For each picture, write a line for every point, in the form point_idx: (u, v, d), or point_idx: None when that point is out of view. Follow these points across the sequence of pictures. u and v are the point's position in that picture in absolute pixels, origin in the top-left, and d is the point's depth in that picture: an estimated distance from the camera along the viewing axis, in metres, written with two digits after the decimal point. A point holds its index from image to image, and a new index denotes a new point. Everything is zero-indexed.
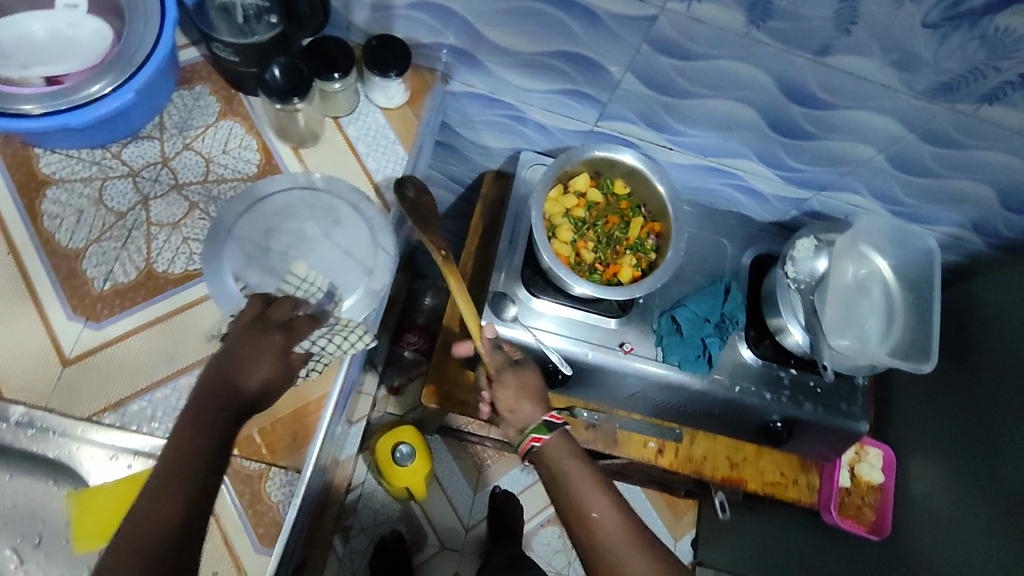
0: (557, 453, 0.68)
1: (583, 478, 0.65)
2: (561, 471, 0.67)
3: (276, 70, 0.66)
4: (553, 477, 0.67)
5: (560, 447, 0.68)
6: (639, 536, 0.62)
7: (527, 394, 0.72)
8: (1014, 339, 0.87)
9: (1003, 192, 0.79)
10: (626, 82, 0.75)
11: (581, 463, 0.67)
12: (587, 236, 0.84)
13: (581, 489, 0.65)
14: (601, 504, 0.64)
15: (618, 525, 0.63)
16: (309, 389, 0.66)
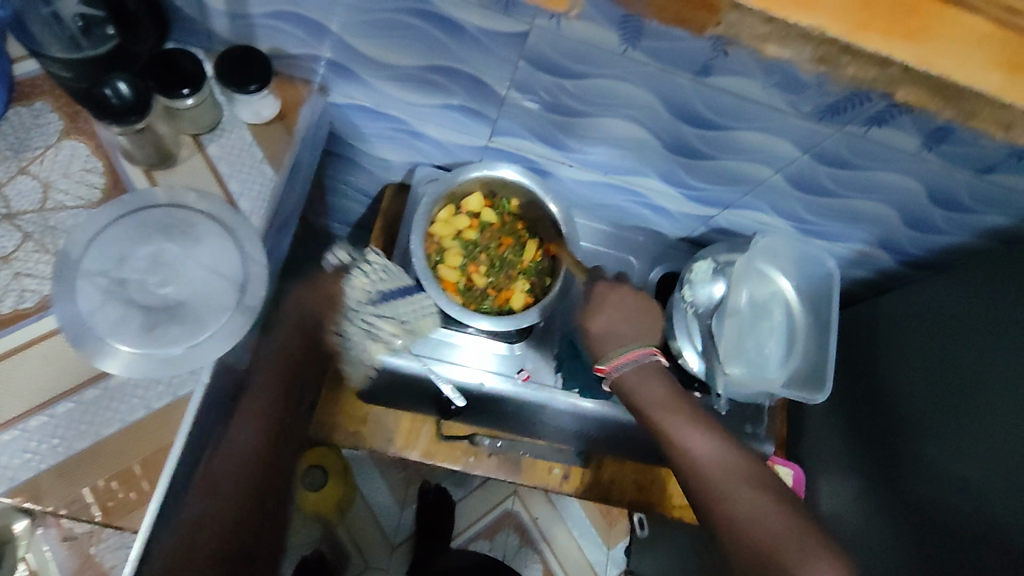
0: (654, 376, 0.73)
1: (666, 409, 0.70)
2: (635, 401, 0.72)
3: (124, 85, 0.60)
4: (633, 406, 0.72)
5: (630, 377, 0.73)
6: (735, 467, 0.66)
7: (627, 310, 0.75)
8: (921, 357, 0.85)
9: (904, 213, 0.77)
10: (511, 99, 0.70)
11: (667, 387, 0.72)
12: (480, 257, 0.83)
13: (675, 419, 0.69)
14: (694, 435, 0.68)
15: (716, 454, 0.67)
16: (151, 439, 0.61)
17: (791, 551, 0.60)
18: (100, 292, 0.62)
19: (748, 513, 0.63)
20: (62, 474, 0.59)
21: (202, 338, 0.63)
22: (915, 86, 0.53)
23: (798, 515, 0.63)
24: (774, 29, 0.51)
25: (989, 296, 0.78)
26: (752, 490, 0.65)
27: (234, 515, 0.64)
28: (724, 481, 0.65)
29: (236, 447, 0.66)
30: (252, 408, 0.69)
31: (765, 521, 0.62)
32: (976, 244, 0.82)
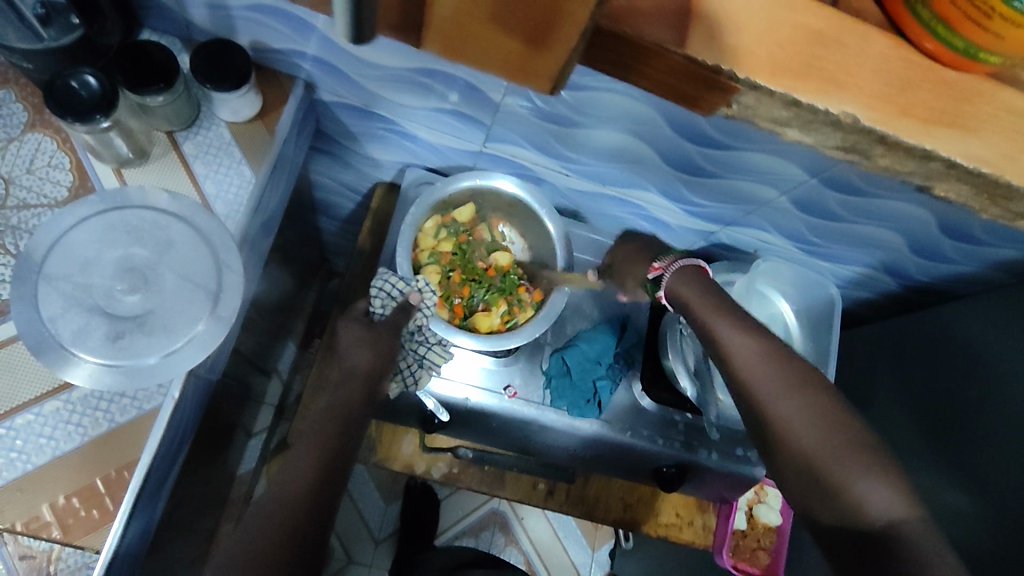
0: (693, 280, 0.69)
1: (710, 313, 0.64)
2: (696, 311, 0.66)
3: (92, 79, 0.57)
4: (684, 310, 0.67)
5: (684, 277, 0.69)
6: (796, 372, 0.59)
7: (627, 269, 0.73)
8: (922, 387, 0.82)
9: (913, 241, 0.73)
10: (506, 106, 0.66)
11: (705, 294, 0.67)
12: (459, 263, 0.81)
13: (723, 323, 0.63)
14: (745, 343, 0.61)
15: (764, 360, 0.59)
16: (115, 455, 0.59)
17: (842, 463, 0.53)
18: (63, 300, 0.59)
19: (804, 424, 0.56)
20: (18, 490, 0.57)
21: (177, 346, 0.59)
22: (959, 182, 0.51)
23: (855, 429, 0.55)
24: (796, 114, 0.48)
25: (998, 332, 0.75)
26: (812, 400, 0.57)
27: (296, 544, 0.55)
28: (779, 389, 0.58)
29: (285, 497, 0.57)
30: (295, 463, 0.59)
31: (817, 432, 0.55)
32: (988, 276, 0.79)
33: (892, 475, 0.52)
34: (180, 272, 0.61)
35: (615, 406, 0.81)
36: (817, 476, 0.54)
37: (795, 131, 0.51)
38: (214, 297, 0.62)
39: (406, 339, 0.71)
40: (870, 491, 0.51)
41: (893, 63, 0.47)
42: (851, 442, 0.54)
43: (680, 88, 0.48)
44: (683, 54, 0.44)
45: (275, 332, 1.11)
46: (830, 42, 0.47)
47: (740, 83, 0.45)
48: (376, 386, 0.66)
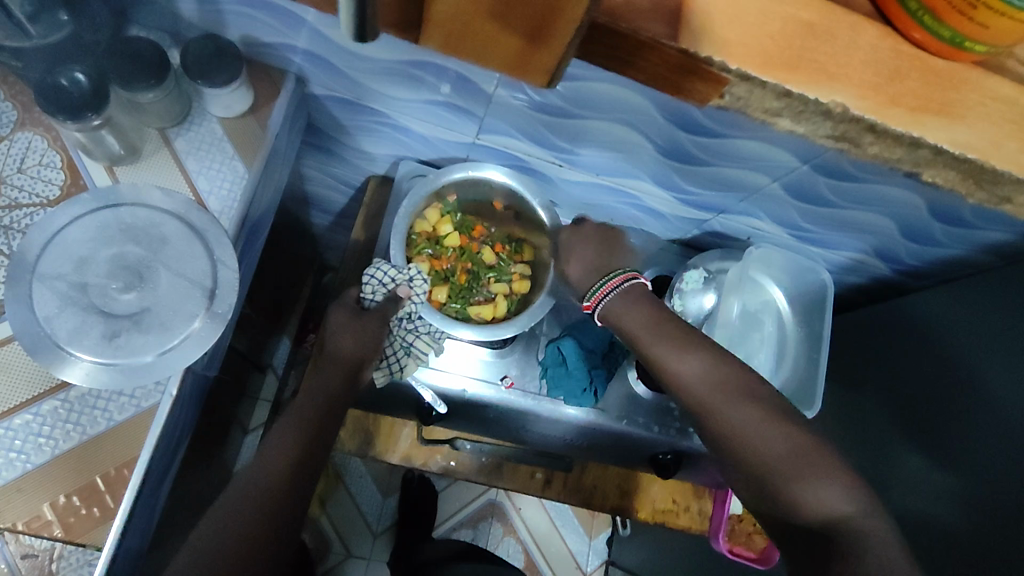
0: (635, 296, 0.65)
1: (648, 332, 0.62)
2: (625, 329, 0.64)
3: (81, 75, 0.57)
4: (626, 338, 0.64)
5: (617, 307, 0.65)
6: (739, 378, 0.59)
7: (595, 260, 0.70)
8: (914, 370, 0.83)
9: (903, 225, 0.74)
10: (498, 97, 0.66)
11: (648, 309, 0.64)
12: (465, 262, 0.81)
13: (661, 345, 0.61)
14: (687, 360, 0.60)
15: (705, 373, 0.59)
16: (114, 452, 0.59)
17: (794, 475, 0.54)
18: (58, 300, 0.58)
19: (754, 430, 0.56)
20: (17, 490, 0.57)
21: (173, 344, 0.59)
22: (948, 168, 0.52)
23: (807, 434, 0.55)
24: (787, 104, 0.48)
25: (988, 313, 0.76)
26: (743, 403, 0.57)
27: (277, 526, 0.55)
28: (719, 401, 0.58)
29: (267, 478, 0.57)
30: (276, 444, 0.59)
31: (768, 439, 0.55)
32: (978, 258, 0.80)
33: (842, 477, 0.53)
34: (175, 269, 0.62)
35: (610, 394, 0.81)
36: (767, 484, 0.55)
37: (788, 121, 0.51)
38: (208, 294, 0.62)
39: (396, 327, 0.71)
40: (822, 493, 0.52)
41: (883, 54, 0.46)
42: (803, 446, 0.55)
43: (674, 81, 0.48)
44: (677, 48, 0.44)
45: (269, 327, 1.11)
46: (821, 34, 0.46)
47: (732, 75, 0.46)
48: (359, 375, 0.67)
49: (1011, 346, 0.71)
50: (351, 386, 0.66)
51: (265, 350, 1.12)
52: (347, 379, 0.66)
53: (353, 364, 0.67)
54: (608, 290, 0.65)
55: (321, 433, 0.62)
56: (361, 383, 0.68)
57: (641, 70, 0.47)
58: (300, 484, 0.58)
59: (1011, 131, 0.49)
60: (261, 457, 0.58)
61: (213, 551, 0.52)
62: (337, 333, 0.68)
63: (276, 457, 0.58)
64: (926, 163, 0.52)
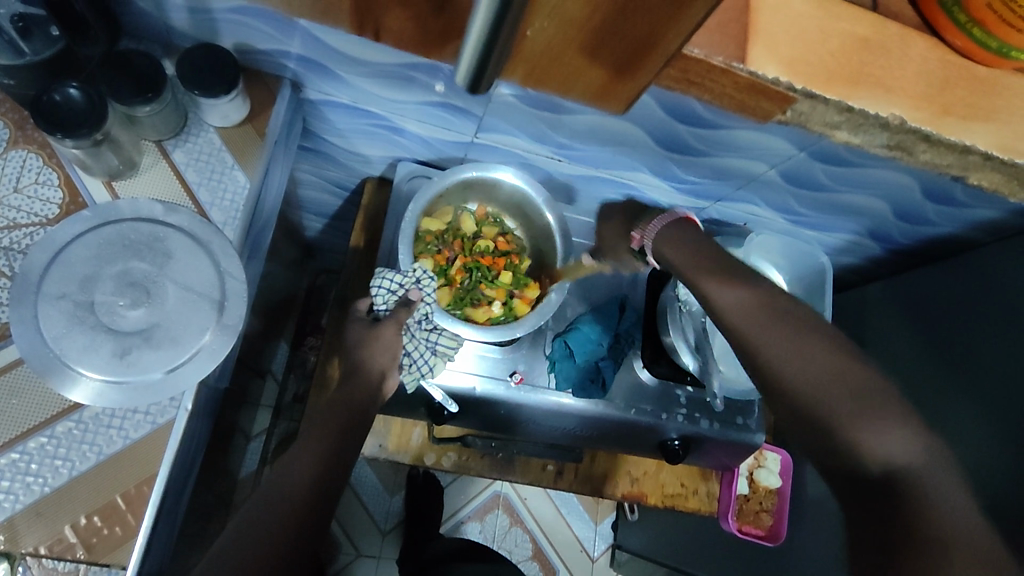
0: (686, 235, 0.68)
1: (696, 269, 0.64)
2: (673, 259, 0.67)
3: (76, 92, 0.56)
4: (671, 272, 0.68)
5: (660, 242, 0.69)
6: (787, 317, 0.56)
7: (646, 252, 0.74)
8: (915, 349, 0.85)
9: (897, 207, 0.76)
10: (498, 96, 0.66)
11: (687, 248, 0.66)
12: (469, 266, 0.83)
13: (706, 280, 0.63)
14: (729, 291, 0.60)
15: (745, 305, 0.58)
16: (133, 470, 0.58)
17: (843, 411, 0.49)
18: (65, 320, 0.58)
19: (807, 371, 0.52)
20: (37, 514, 0.56)
21: (184, 359, 0.59)
22: (994, 172, 0.54)
23: (871, 378, 0.50)
24: (848, 118, 0.49)
25: (985, 292, 0.78)
26: (807, 339, 0.53)
27: (303, 528, 0.55)
28: (763, 331, 0.55)
29: (292, 480, 0.57)
30: (301, 447, 0.60)
31: (826, 378, 0.51)
32: (969, 236, 0.82)
33: (913, 422, 0.48)
34: (182, 283, 0.61)
35: (617, 384, 0.82)
36: (819, 429, 0.50)
37: (846, 133, 0.52)
38: (217, 308, 0.61)
39: (412, 330, 0.71)
40: (878, 437, 0.47)
41: (931, 65, 0.49)
42: (855, 388, 0.50)
43: (741, 100, 0.49)
44: (745, 70, 0.46)
45: (268, 333, 1.10)
46: (876, 49, 0.48)
47: (798, 93, 0.47)
48: (381, 384, 0.67)
49: (1016, 322, 0.73)
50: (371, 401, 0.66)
51: (265, 356, 1.11)
52: (368, 394, 0.66)
53: (375, 381, 0.66)
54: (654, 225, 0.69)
55: (344, 437, 0.62)
56: (382, 395, 0.68)
57: (711, 93, 0.48)
58: (323, 500, 0.58)
59: (1007, 114, 0.50)
60: (280, 473, 0.58)
61: (236, 556, 0.52)
62: (354, 345, 0.68)
63: (298, 473, 0.58)
64: (959, 170, 0.54)
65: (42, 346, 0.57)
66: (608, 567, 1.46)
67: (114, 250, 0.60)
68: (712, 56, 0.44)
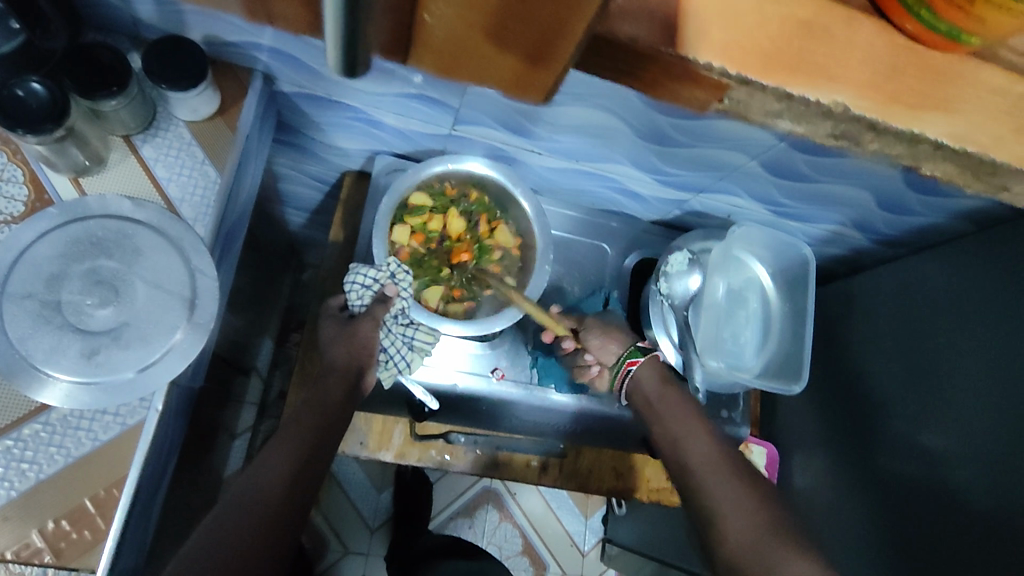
0: (664, 384, 0.74)
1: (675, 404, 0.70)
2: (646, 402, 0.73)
3: (38, 87, 0.54)
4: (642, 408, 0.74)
5: (646, 372, 0.74)
6: (735, 467, 0.63)
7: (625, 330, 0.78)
8: (899, 340, 0.85)
9: (880, 197, 0.75)
10: (474, 88, 0.65)
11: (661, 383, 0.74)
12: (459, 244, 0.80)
13: (670, 411, 0.71)
14: (698, 437, 0.67)
15: (710, 454, 0.65)
16: (102, 473, 0.57)
17: (765, 551, 0.54)
18: (31, 320, 0.56)
19: (734, 504, 0.59)
20: (4, 519, 0.55)
21: (153, 359, 0.58)
22: (945, 163, 0.51)
23: (777, 519, 0.57)
24: (788, 107, 0.46)
25: (969, 281, 0.78)
26: (740, 492, 0.60)
27: (279, 532, 0.54)
28: (712, 469, 0.63)
29: (266, 483, 0.56)
30: (273, 449, 0.59)
31: (748, 524, 0.57)
32: (953, 226, 0.81)
33: (823, 559, 0.53)
34: (151, 280, 0.60)
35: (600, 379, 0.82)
36: (744, 562, 0.55)
37: (789, 123, 0.49)
38: (188, 305, 0.60)
39: (389, 325, 0.70)
40: (797, 570, 0.52)
41: (880, 51, 0.46)
42: (766, 525, 0.56)
43: (673, 87, 0.47)
44: (674, 54, 0.43)
45: (251, 331, 1.09)
46: (820, 34, 0.45)
47: (732, 80, 0.44)
48: (359, 381, 0.67)
49: (1001, 312, 0.73)
50: (349, 399, 0.66)
51: (247, 354, 1.10)
52: (345, 394, 0.65)
53: (351, 374, 0.66)
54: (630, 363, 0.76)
55: (319, 438, 0.61)
56: (361, 391, 0.68)
57: (641, 75, 0.46)
58: (298, 497, 0.57)
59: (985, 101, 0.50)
60: (253, 469, 0.57)
61: (213, 551, 0.50)
62: (334, 340, 0.68)
63: (274, 468, 0.57)
64: (908, 160, 0.52)
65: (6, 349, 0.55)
66: (598, 560, 1.46)
67: (80, 249, 0.59)
68: (636, 37, 0.42)
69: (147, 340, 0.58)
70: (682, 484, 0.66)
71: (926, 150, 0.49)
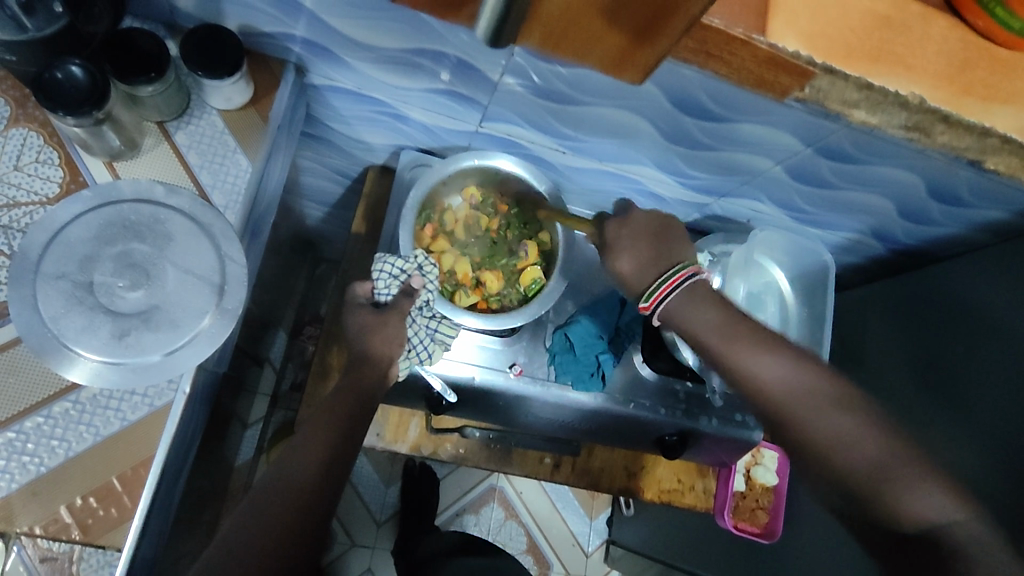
0: (699, 297, 0.62)
1: (727, 338, 0.60)
2: (690, 332, 0.62)
3: (77, 69, 0.55)
4: (687, 339, 0.62)
5: (678, 307, 0.62)
6: (829, 388, 0.56)
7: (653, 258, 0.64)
8: (916, 350, 0.85)
9: (901, 206, 0.76)
10: (504, 85, 0.66)
11: (721, 313, 0.61)
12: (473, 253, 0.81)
13: (741, 344, 0.59)
14: (761, 360, 0.58)
15: (797, 380, 0.57)
16: (130, 452, 0.58)
17: (885, 483, 0.51)
18: (64, 300, 0.57)
19: (847, 436, 0.54)
20: (33, 494, 0.56)
21: (182, 343, 0.58)
22: (1012, 156, 0.54)
23: (895, 444, 0.53)
24: (866, 97, 0.49)
25: (988, 294, 0.78)
26: (841, 414, 0.55)
27: (301, 537, 0.54)
28: (803, 402, 0.56)
29: (293, 483, 0.56)
30: (300, 446, 0.59)
31: (869, 451, 0.53)
32: (972, 237, 0.82)
33: (949, 488, 0.50)
34: (182, 266, 0.60)
35: (617, 378, 0.82)
36: (863, 498, 0.52)
37: (864, 114, 0.51)
38: (218, 292, 0.61)
39: (414, 314, 0.70)
40: (923, 501, 0.49)
41: (952, 45, 0.50)
42: (896, 452, 0.52)
43: (759, 74, 0.48)
44: (767, 42, 0.45)
45: (267, 321, 1.09)
46: (898, 28, 0.49)
47: (818, 67, 0.47)
48: (388, 370, 0.65)
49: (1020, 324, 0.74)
50: (378, 390, 0.65)
51: (262, 344, 1.11)
52: (373, 383, 0.64)
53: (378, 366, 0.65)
54: (666, 291, 0.62)
55: (348, 435, 0.61)
56: (389, 381, 0.67)
57: (729, 65, 0.47)
58: (326, 484, 0.57)
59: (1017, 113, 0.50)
60: (281, 459, 0.58)
61: (241, 551, 0.52)
62: (361, 330, 0.66)
63: (299, 458, 0.58)
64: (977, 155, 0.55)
65: (38, 326, 0.56)
66: (602, 561, 1.46)
67: (112, 232, 0.60)
68: (731, 27, 0.44)
69: (178, 325, 0.59)
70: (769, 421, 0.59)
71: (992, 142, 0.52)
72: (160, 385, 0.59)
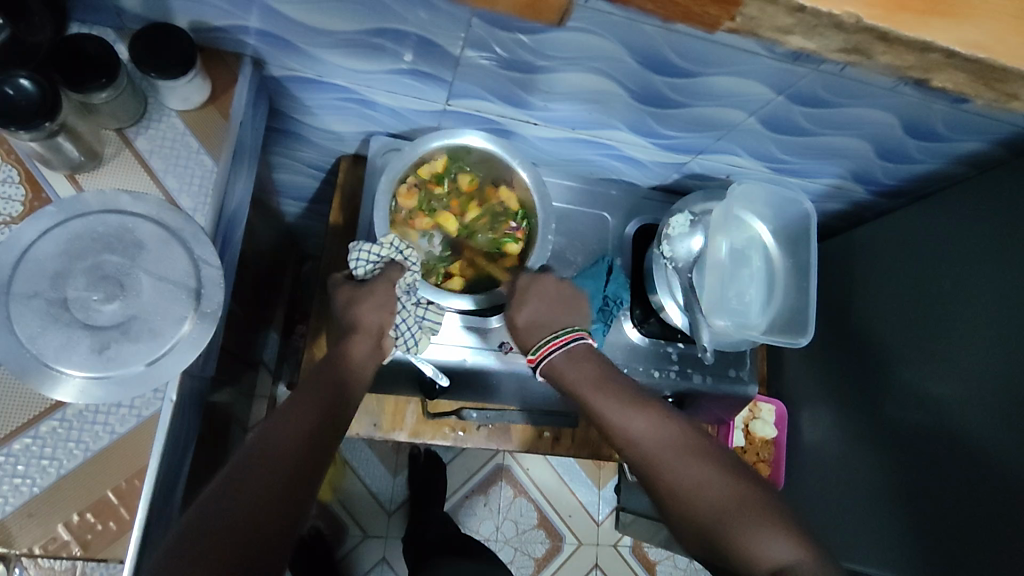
0: (579, 357, 0.72)
1: (591, 385, 0.70)
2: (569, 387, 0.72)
3: (27, 82, 0.53)
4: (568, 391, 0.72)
5: (562, 364, 0.72)
6: (690, 444, 0.66)
7: (551, 314, 0.74)
8: (905, 288, 0.85)
9: (878, 146, 0.75)
10: (467, 59, 0.64)
11: (588, 369, 0.71)
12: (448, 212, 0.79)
13: (604, 397, 0.69)
14: (635, 416, 0.68)
15: (666, 437, 0.67)
16: (123, 464, 0.58)
17: (736, 524, 0.60)
18: (39, 320, 0.56)
19: (700, 485, 0.63)
20: (29, 515, 0.56)
21: (163, 352, 0.57)
22: (956, 71, 0.49)
23: (743, 486, 0.63)
24: (799, 20, 0.45)
25: (974, 223, 0.78)
26: (701, 463, 0.64)
27: (298, 495, 0.56)
28: (676, 464, 0.65)
29: (285, 443, 0.58)
30: (288, 415, 0.60)
31: (720, 493, 0.62)
32: (952, 170, 0.82)
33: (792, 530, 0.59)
34: (157, 272, 0.59)
35: (609, 346, 0.82)
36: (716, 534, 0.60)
37: (799, 38, 0.47)
38: (194, 297, 0.60)
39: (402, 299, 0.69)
40: (768, 543, 0.58)
41: None
42: (745, 496, 0.62)
43: (684, 6, 0.45)
44: None
45: (256, 323, 1.09)
46: None
47: None
48: (380, 338, 0.68)
49: (1009, 247, 0.73)
50: (366, 364, 0.67)
51: (253, 347, 1.10)
52: (361, 353, 0.67)
53: (369, 337, 0.68)
54: (552, 349, 0.72)
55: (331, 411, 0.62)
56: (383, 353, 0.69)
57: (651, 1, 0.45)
58: (319, 451, 0.59)
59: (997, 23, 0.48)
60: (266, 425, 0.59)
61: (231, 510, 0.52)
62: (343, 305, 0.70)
63: (296, 423, 0.59)
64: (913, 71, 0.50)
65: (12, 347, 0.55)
66: (614, 529, 1.48)
67: (79, 246, 0.58)
68: None
69: (159, 334, 0.58)
70: (640, 474, 0.67)
71: (929, 58, 0.48)
72: (149, 395, 0.59)
